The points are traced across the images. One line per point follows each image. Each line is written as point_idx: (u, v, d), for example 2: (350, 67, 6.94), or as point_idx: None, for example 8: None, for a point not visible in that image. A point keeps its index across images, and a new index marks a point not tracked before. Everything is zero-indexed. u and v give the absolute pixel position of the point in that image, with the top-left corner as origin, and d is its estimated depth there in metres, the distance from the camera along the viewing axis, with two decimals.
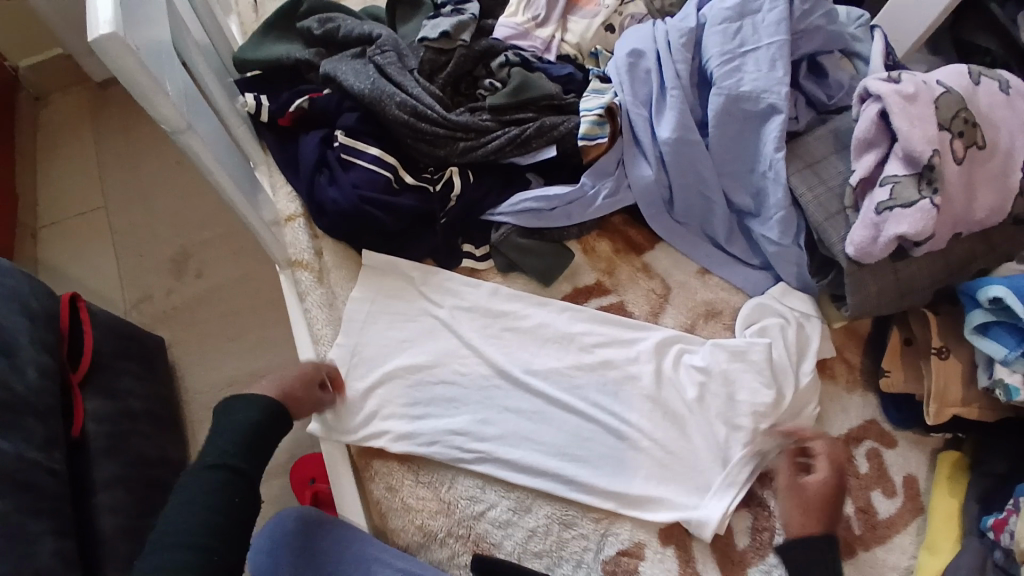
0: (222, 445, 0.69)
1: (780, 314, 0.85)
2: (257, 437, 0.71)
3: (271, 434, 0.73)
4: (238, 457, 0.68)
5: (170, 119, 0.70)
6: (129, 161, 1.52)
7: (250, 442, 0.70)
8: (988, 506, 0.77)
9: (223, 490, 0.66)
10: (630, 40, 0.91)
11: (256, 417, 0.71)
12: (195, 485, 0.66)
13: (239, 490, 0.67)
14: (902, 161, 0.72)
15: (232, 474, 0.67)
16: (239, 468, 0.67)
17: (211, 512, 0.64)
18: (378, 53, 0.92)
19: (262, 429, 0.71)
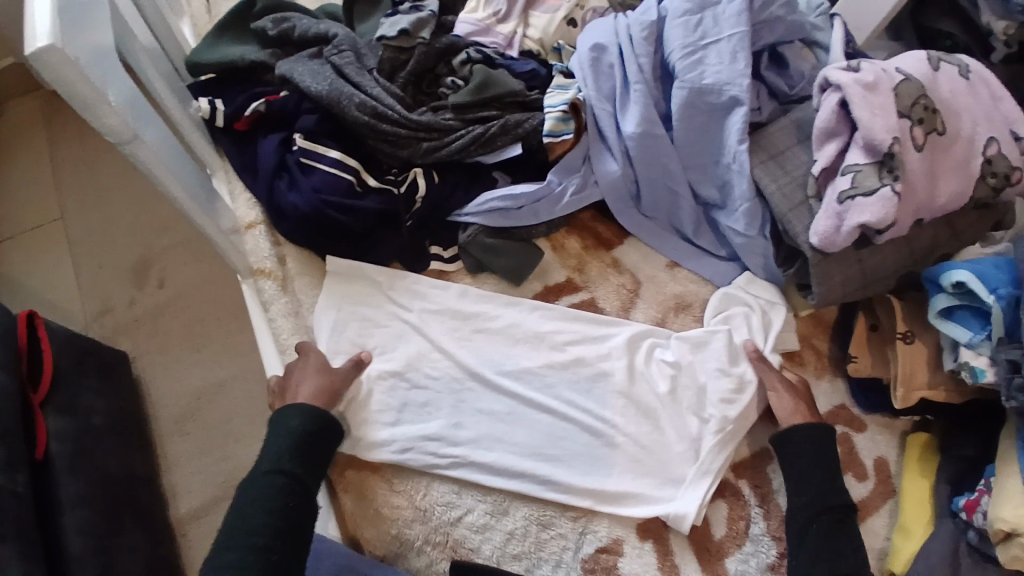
0: (276, 454, 0.71)
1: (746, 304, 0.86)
2: (304, 444, 0.72)
3: (320, 441, 0.74)
4: (293, 463, 0.71)
5: (115, 129, 0.67)
6: (86, 168, 1.46)
7: (299, 448, 0.72)
8: (959, 487, 0.79)
9: (280, 496, 0.68)
10: (592, 34, 0.90)
11: (301, 425, 0.73)
12: (256, 491, 0.68)
13: (294, 496, 0.69)
14: (862, 150, 0.72)
15: (288, 480, 0.69)
16: (294, 473, 0.69)
17: (271, 516, 0.66)
18: (335, 53, 0.89)
19: (307, 437, 0.73)
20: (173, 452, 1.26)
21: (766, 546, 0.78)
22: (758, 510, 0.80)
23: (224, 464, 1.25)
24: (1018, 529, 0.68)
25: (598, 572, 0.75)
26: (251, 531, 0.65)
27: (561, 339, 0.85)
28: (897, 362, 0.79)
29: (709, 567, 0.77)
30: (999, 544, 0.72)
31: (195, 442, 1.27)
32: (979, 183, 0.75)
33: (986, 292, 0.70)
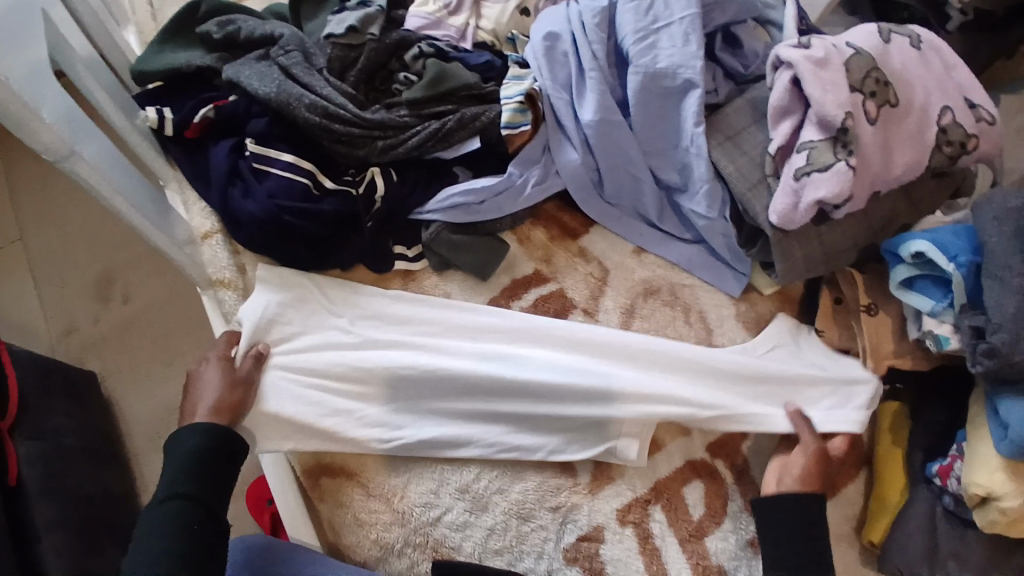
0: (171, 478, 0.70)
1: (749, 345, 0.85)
2: (199, 462, 0.71)
3: (218, 458, 0.73)
4: (185, 483, 0.70)
5: (52, 146, 0.65)
6: (39, 185, 1.41)
7: (197, 468, 0.71)
8: (932, 453, 0.81)
9: (176, 520, 0.67)
10: (545, 23, 0.89)
11: (195, 444, 0.72)
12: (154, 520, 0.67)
13: (194, 517, 0.68)
14: (816, 126, 0.73)
15: (185, 501, 0.69)
16: (190, 494, 0.69)
17: (169, 545, 0.65)
18: (282, 54, 0.87)
19: (204, 453, 0.72)
20: (151, 470, 1.24)
21: (742, 522, 0.80)
22: (734, 487, 0.81)
23: None
24: (993, 492, 0.70)
25: (580, 560, 0.76)
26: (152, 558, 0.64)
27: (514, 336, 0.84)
28: (864, 336, 0.80)
29: (689, 547, 0.78)
30: (976, 508, 0.73)
31: None
32: (936, 152, 0.76)
33: (945, 261, 0.71)
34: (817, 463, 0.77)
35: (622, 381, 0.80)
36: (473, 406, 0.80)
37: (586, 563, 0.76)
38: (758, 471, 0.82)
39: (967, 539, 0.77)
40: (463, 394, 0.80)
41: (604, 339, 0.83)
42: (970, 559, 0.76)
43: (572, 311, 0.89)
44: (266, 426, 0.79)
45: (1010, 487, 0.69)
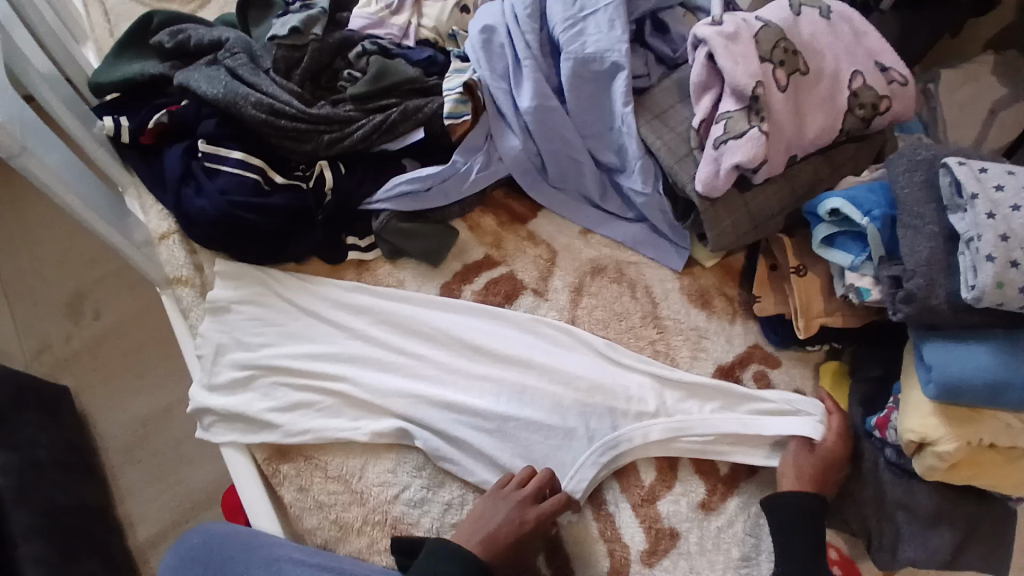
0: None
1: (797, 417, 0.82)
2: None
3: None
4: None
5: (3, 143, 0.67)
6: (7, 207, 1.44)
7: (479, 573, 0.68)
8: (872, 408, 0.83)
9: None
10: (481, 18, 0.93)
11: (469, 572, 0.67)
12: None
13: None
14: (733, 98, 0.77)
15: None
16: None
17: None
18: (228, 56, 0.91)
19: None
20: (126, 480, 1.24)
21: (694, 486, 0.82)
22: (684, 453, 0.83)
23: (178, 486, 1.23)
24: (927, 437, 0.72)
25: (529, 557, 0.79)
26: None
27: (469, 329, 0.87)
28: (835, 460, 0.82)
29: (642, 511, 0.80)
30: (916, 456, 0.75)
31: (147, 466, 1.24)
32: (849, 115, 0.81)
33: (858, 215, 0.75)
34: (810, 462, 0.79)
35: (568, 360, 0.85)
36: (426, 395, 0.82)
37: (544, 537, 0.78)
38: None
39: (913, 488, 0.78)
40: (416, 386, 0.83)
41: (554, 329, 0.88)
42: (917, 508, 0.77)
43: (522, 292, 0.92)
44: (231, 415, 0.83)
45: (943, 433, 0.70)
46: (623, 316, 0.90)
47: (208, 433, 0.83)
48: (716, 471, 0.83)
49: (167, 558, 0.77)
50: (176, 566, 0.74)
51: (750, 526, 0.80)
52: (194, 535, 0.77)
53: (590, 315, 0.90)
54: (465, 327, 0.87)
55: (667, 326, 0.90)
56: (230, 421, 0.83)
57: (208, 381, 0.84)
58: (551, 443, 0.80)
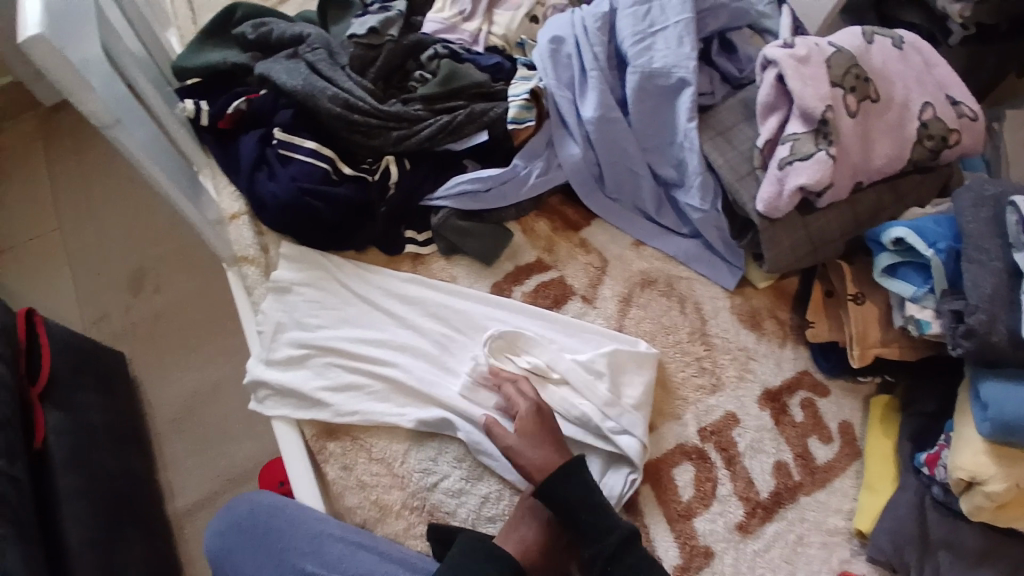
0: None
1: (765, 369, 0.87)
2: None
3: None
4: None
5: (97, 114, 0.71)
6: (80, 182, 1.53)
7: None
8: (921, 444, 0.82)
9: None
10: (551, 28, 0.96)
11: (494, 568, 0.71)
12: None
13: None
14: (800, 120, 0.78)
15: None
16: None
17: None
18: (309, 51, 0.96)
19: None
20: (170, 451, 1.29)
21: (731, 505, 0.82)
22: (724, 472, 0.83)
23: (219, 458, 1.27)
24: (977, 476, 0.70)
25: None
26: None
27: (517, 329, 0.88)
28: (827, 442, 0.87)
29: (678, 526, 0.80)
30: (964, 494, 0.73)
31: (192, 438, 1.29)
32: (917, 145, 0.81)
33: (924, 246, 0.74)
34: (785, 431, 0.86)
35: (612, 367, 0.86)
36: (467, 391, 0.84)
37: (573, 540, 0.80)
38: (750, 458, 0.84)
39: (959, 527, 0.76)
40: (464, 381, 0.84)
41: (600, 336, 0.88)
42: (961, 547, 0.75)
43: (571, 298, 0.93)
44: (285, 391, 0.86)
45: (993, 471, 0.69)
46: (670, 330, 0.90)
47: (261, 406, 0.87)
48: (756, 494, 0.82)
49: (213, 520, 0.80)
50: (224, 530, 0.78)
51: (787, 553, 0.80)
52: (241, 503, 0.80)
53: (638, 327, 0.91)
54: (514, 326, 0.89)
55: (715, 343, 0.90)
56: (284, 396, 0.87)
57: (265, 356, 0.88)
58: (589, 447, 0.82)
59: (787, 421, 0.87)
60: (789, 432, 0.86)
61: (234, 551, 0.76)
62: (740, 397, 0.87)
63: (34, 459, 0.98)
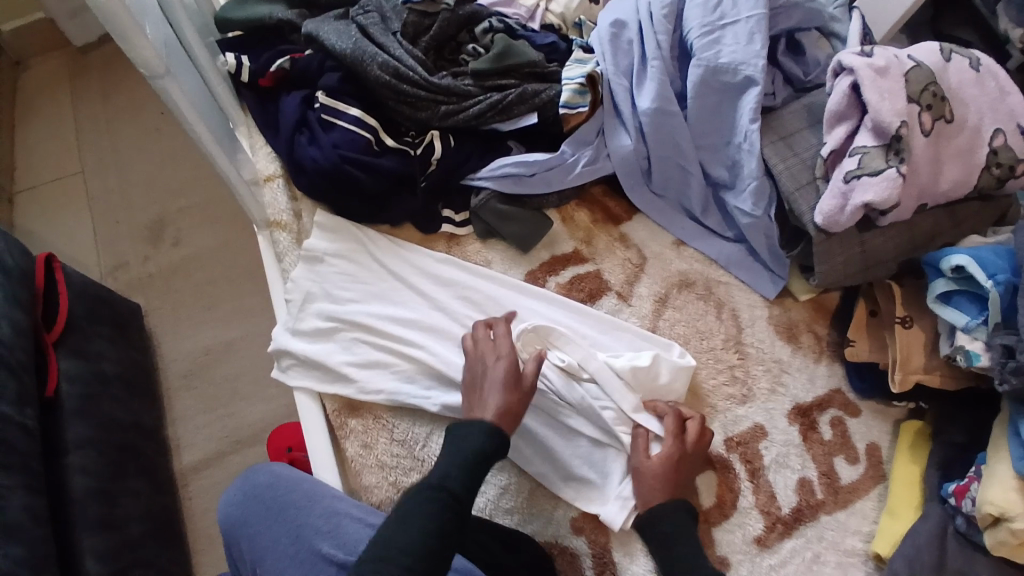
0: (447, 466, 0.68)
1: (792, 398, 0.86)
2: (478, 463, 0.70)
3: (490, 462, 0.71)
4: (458, 481, 0.67)
5: (149, 62, 0.67)
6: (106, 128, 1.50)
7: (472, 465, 0.69)
8: (948, 474, 0.78)
9: (440, 515, 0.64)
10: (612, 12, 0.92)
11: (480, 445, 0.70)
12: (417, 503, 0.65)
13: (451, 517, 0.65)
14: (871, 133, 0.75)
15: (449, 498, 0.66)
16: (459, 495, 0.66)
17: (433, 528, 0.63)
18: (361, 14, 0.92)
19: (483, 455, 0.70)
20: (179, 405, 1.28)
21: (751, 518, 0.80)
22: (747, 484, 0.82)
23: (229, 419, 1.26)
24: (1006, 513, 0.67)
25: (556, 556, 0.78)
26: (407, 536, 0.62)
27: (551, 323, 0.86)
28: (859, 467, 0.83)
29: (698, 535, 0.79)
30: (988, 528, 0.70)
31: (201, 396, 1.28)
32: (984, 172, 0.78)
33: (984, 276, 0.71)
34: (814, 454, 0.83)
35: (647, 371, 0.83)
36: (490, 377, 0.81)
37: (591, 533, 0.78)
38: (774, 471, 0.82)
39: (975, 561, 0.72)
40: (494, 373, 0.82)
41: (634, 335, 0.86)
42: None
43: (606, 293, 0.91)
44: (309, 362, 0.85)
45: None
46: (705, 335, 0.88)
47: (285, 375, 0.85)
48: (777, 509, 0.80)
49: (230, 488, 0.79)
50: (241, 500, 0.76)
51: (804, 570, 0.77)
52: (259, 473, 0.78)
53: (671, 329, 0.89)
54: (547, 317, 0.87)
55: (749, 353, 0.88)
56: (308, 367, 0.85)
57: (292, 325, 0.86)
58: (615, 445, 0.81)
59: (815, 438, 0.84)
60: (817, 449, 0.84)
61: (249, 522, 0.75)
62: (770, 410, 0.85)
63: (43, 406, 0.96)
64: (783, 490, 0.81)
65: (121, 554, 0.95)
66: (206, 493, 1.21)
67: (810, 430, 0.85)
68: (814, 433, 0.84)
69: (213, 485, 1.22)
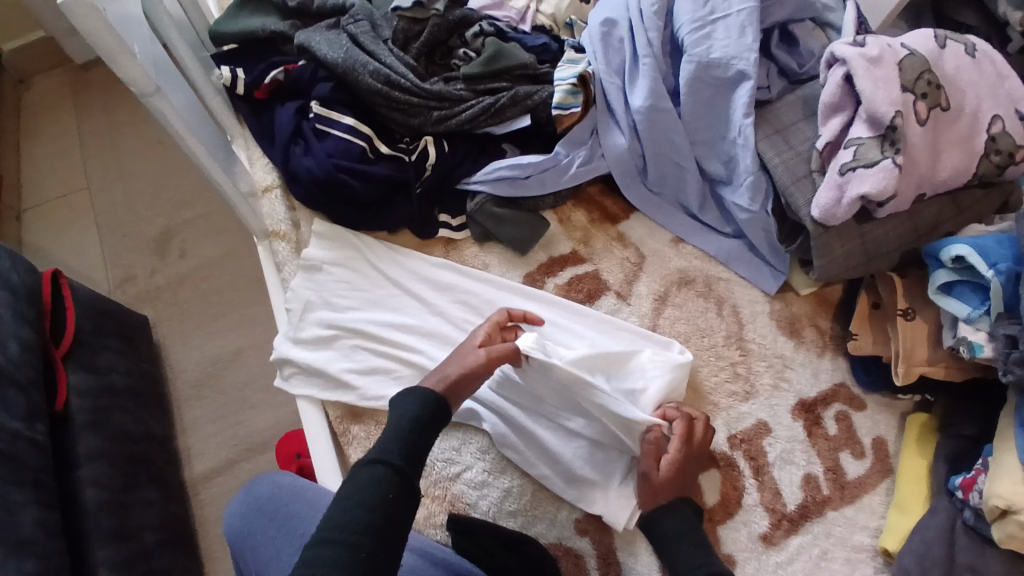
0: (386, 440, 0.64)
1: (796, 392, 0.85)
2: (416, 432, 0.66)
3: (428, 432, 0.67)
4: (398, 453, 0.63)
5: (138, 81, 0.68)
6: (109, 143, 1.52)
7: (410, 436, 0.65)
8: (957, 467, 0.77)
9: (382, 486, 0.61)
10: (603, 10, 0.92)
11: (413, 413, 0.67)
12: (359, 478, 0.61)
13: (395, 487, 0.61)
14: (866, 123, 0.74)
15: (390, 471, 0.62)
16: (397, 463, 0.62)
17: (369, 507, 0.59)
18: (352, 23, 0.93)
19: (421, 425, 0.67)
20: (189, 415, 1.29)
21: (757, 516, 0.79)
22: (752, 481, 0.81)
23: (238, 428, 1.28)
24: (1014, 505, 0.66)
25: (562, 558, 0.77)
26: (350, 513, 0.58)
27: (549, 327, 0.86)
28: (868, 461, 0.82)
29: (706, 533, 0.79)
30: (996, 521, 0.69)
31: (211, 405, 1.30)
32: (984, 160, 0.76)
33: (984, 266, 0.70)
34: (819, 449, 0.82)
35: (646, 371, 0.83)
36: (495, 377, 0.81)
37: (596, 534, 0.78)
38: (779, 468, 0.81)
39: (986, 555, 0.71)
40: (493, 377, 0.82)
41: (633, 335, 0.86)
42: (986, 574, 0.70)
43: (605, 293, 0.90)
44: (311, 370, 0.85)
45: None
46: (705, 332, 0.88)
47: (287, 384, 0.86)
48: (783, 506, 0.79)
49: (235, 500, 0.80)
50: (245, 512, 0.77)
51: (811, 567, 0.77)
52: (262, 484, 0.79)
53: (671, 326, 0.88)
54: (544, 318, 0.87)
55: (750, 349, 0.87)
56: (309, 375, 0.86)
57: (293, 334, 0.87)
58: (617, 448, 0.81)
59: (820, 434, 0.83)
60: (822, 444, 0.83)
61: (253, 534, 0.76)
62: (774, 407, 0.84)
63: (54, 419, 0.97)
64: (788, 487, 0.80)
65: (134, 564, 0.96)
66: (218, 500, 1.23)
67: (814, 425, 0.84)
68: (819, 429, 0.84)
69: (225, 492, 1.23)
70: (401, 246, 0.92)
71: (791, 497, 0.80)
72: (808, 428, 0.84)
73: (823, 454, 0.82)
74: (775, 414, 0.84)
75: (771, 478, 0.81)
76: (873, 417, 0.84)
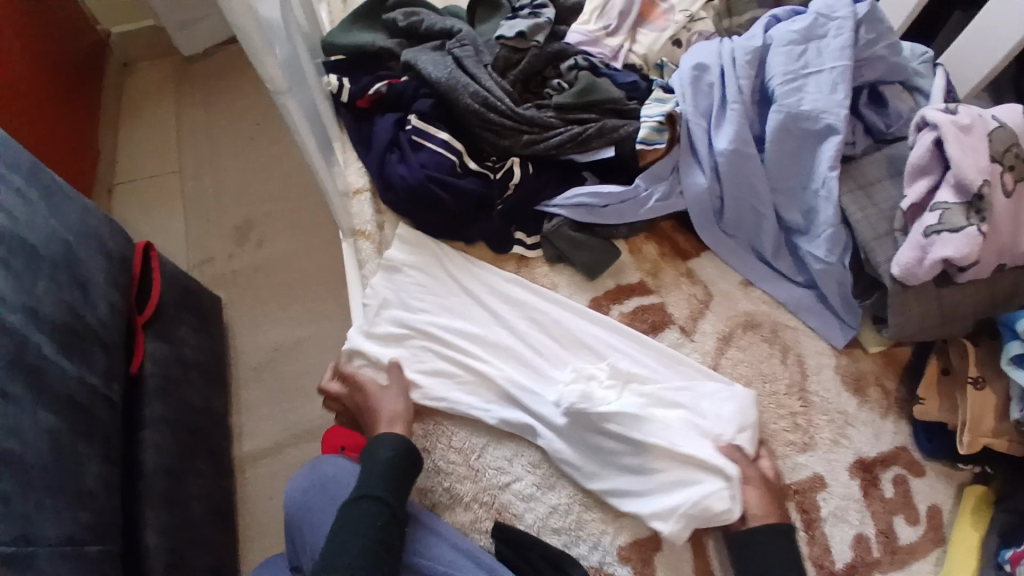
0: (371, 480, 0.76)
1: (857, 451, 0.83)
2: (393, 471, 0.76)
3: (405, 468, 0.77)
4: (382, 492, 0.75)
5: (274, 79, 0.75)
6: (206, 134, 1.64)
7: (391, 476, 0.76)
8: (1009, 540, 0.76)
9: (371, 519, 0.73)
10: (696, 55, 0.95)
11: (388, 455, 0.77)
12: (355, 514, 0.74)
13: (382, 519, 0.74)
14: (952, 189, 0.75)
15: (377, 507, 0.74)
16: (380, 499, 0.74)
17: (360, 537, 0.72)
18: (458, 47, 1.00)
19: (396, 464, 0.76)
20: (246, 395, 1.36)
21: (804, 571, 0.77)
22: (802, 534, 0.79)
23: (290, 415, 1.33)
24: None
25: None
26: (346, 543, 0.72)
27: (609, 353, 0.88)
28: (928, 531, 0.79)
29: None
30: None
31: (267, 390, 1.36)
32: None
33: None
34: (876, 511, 0.80)
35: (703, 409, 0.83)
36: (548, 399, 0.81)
37: (638, 565, 0.77)
38: (831, 525, 0.79)
39: None
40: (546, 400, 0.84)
41: (691, 370, 0.87)
42: None
43: (668, 326, 0.92)
44: (381, 364, 0.90)
45: None
46: (768, 377, 0.87)
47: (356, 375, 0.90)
48: (831, 564, 0.78)
49: (299, 473, 0.84)
50: (307, 488, 0.81)
51: None
52: (326, 464, 0.83)
53: (733, 367, 0.88)
54: (607, 344, 0.89)
55: (813, 401, 0.86)
56: (375, 367, 0.90)
57: (367, 328, 0.91)
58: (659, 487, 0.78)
59: (876, 496, 0.81)
60: (877, 507, 0.80)
61: (312, 511, 0.80)
62: (832, 462, 0.83)
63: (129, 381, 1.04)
64: (839, 545, 0.78)
65: (179, 531, 1.01)
66: (262, 481, 1.28)
67: (871, 485, 0.81)
68: (876, 490, 0.81)
69: (269, 474, 1.28)
70: (476, 258, 0.97)
71: (841, 556, 0.78)
72: (866, 486, 0.81)
73: (880, 517, 0.80)
74: (832, 470, 0.82)
75: (822, 534, 0.79)
76: (937, 487, 0.82)
